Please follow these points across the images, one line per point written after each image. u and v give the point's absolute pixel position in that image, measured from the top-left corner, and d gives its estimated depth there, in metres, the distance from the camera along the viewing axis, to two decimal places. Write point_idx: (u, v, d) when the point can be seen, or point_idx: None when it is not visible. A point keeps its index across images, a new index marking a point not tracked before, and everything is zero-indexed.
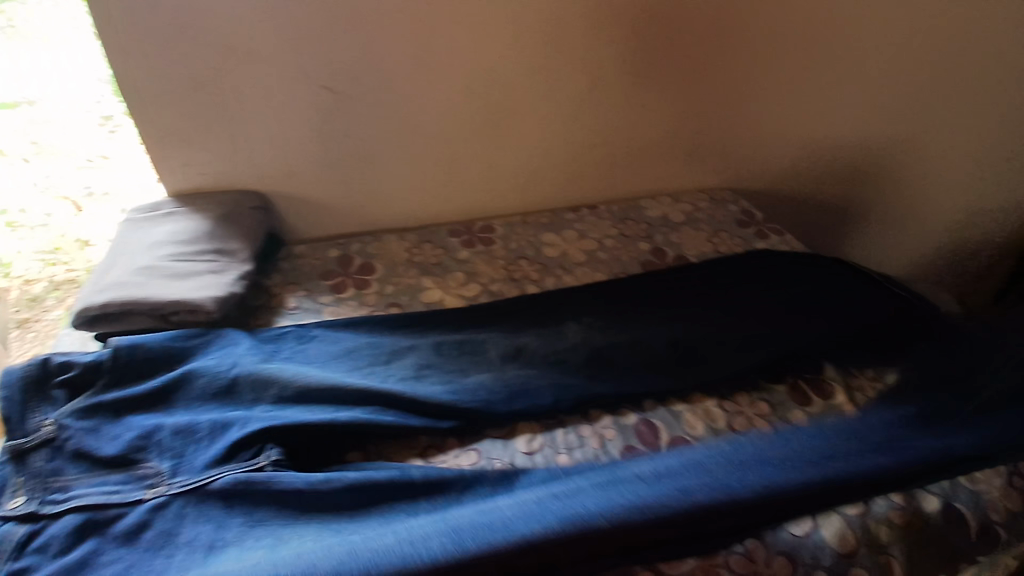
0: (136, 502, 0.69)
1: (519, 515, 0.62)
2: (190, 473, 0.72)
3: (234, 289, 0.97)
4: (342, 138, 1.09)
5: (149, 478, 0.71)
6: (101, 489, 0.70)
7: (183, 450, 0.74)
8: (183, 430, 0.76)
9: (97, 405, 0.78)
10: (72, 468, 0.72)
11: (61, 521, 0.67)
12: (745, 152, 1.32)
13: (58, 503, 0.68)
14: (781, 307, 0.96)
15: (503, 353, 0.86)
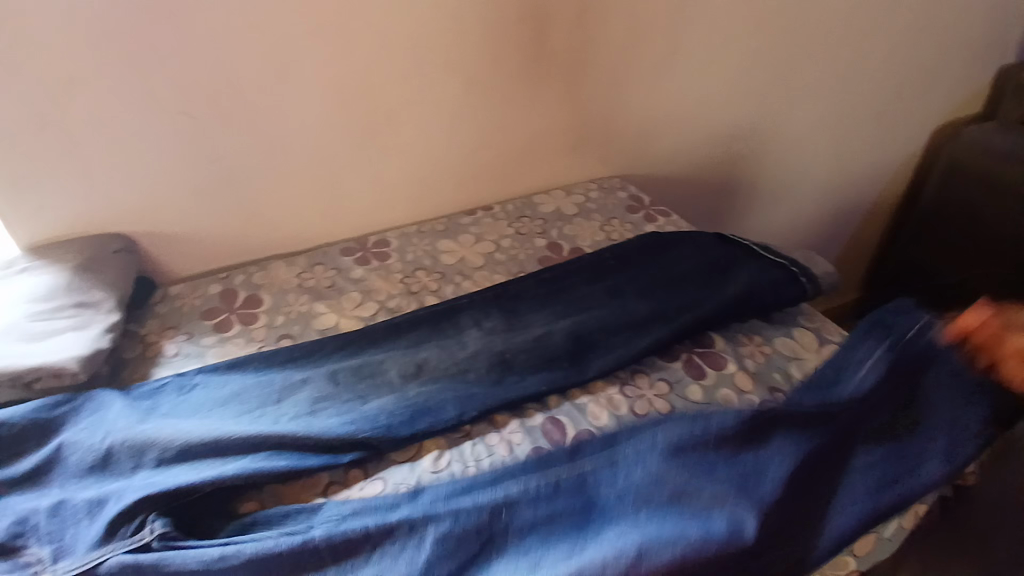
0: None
1: None
2: (72, 556, 0.63)
3: (104, 344, 0.87)
4: (208, 165, 1.02)
5: (31, 565, 0.63)
6: None
7: (63, 534, 0.65)
8: (61, 510, 0.67)
9: None
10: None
11: None
12: (629, 139, 1.36)
13: None
14: (670, 288, 0.99)
15: (402, 372, 0.84)
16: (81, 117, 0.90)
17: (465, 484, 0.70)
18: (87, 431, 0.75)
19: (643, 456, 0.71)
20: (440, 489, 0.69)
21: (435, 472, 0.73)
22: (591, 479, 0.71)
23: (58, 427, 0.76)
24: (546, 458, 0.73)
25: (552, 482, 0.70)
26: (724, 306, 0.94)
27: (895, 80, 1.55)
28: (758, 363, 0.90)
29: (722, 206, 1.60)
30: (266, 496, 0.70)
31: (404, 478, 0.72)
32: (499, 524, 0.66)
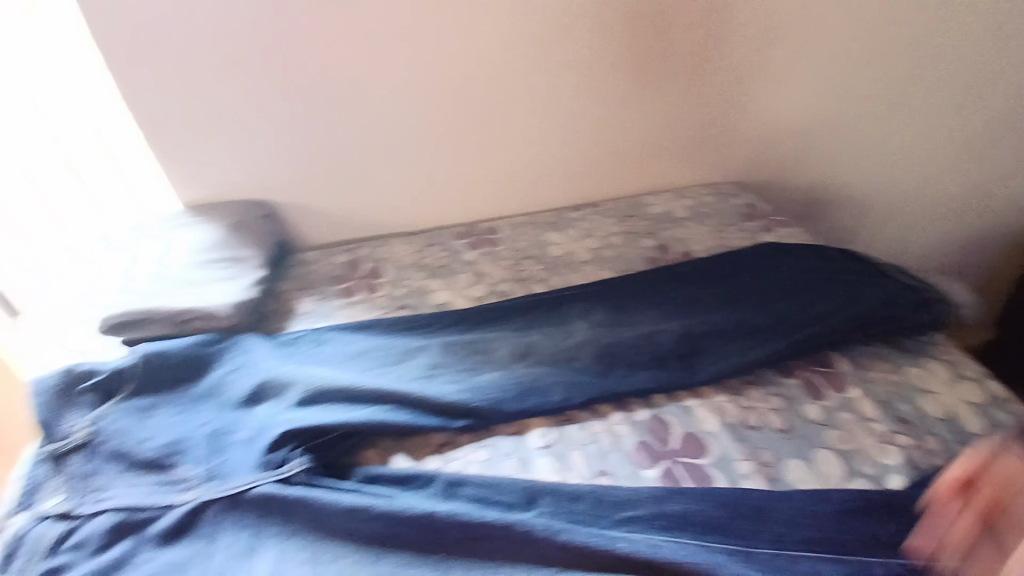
0: (170, 506, 0.70)
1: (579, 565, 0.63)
2: (227, 480, 0.72)
3: (251, 295, 0.97)
4: (347, 146, 1.11)
5: (182, 482, 0.72)
6: (140, 489, 0.71)
7: (215, 460, 0.74)
8: (219, 434, 0.78)
9: (145, 395, 0.81)
10: (107, 469, 0.74)
11: (95, 521, 0.69)
12: (748, 145, 1.33)
13: (96, 503, 0.70)
14: (786, 301, 0.96)
15: (512, 353, 0.87)
16: (245, 94, 1.03)
17: (582, 516, 0.68)
18: (240, 373, 0.85)
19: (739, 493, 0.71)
20: (557, 500, 0.69)
21: (543, 447, 0.76)
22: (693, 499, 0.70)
23: (212, 361, 0.87)
24: (650, 454, 0.76)
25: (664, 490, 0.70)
26: (843, 323, 0.91)
27: None
28: (881, 390, 0.85)
29: (843, 225, 1.51)
30: (386, 447, 0.76)
31: (510, 450, 0.75)
32: (605, 510, 0.68)
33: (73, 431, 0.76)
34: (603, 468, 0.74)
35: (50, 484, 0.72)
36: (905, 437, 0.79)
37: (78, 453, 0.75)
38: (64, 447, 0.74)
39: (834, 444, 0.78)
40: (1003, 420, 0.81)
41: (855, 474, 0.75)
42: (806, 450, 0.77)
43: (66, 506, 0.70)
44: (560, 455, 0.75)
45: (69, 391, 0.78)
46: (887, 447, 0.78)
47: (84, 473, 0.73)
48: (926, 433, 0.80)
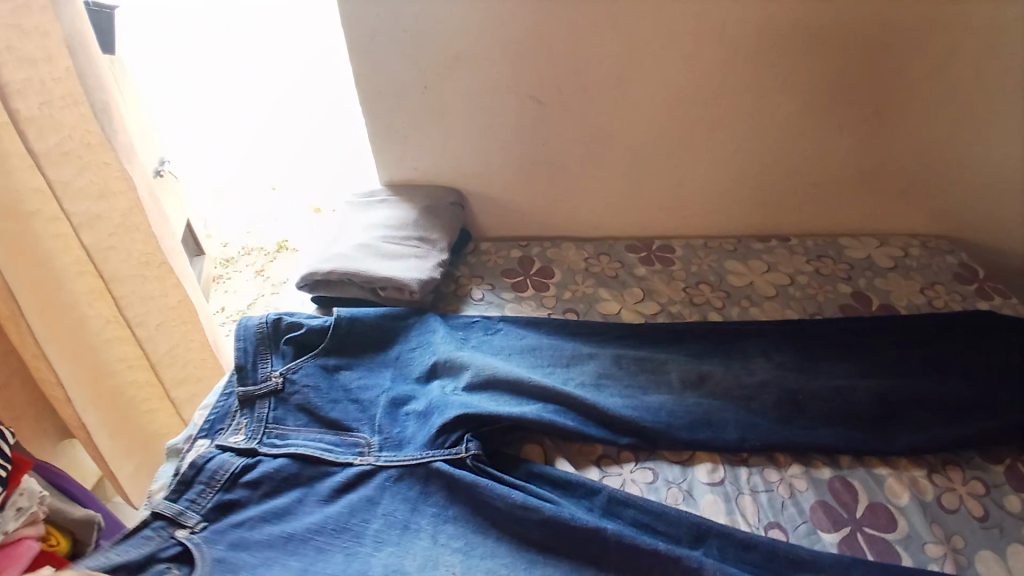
0: (345, 465, 0.74)
1: None
2: (399, 451, 0.75)
3: (435, 275, 1.03)
4: (540, 146, 1.14)
5: (359, 446, 0.76)
6: (317, 444, 0.76)
7: (388, 428, 0.78)
8: (395, 406, 0.81)
9: (331, 351, 0.86)
10: (291, 419, 0.79)
11: (274, 462, 0.74)
12: (975, 195, 1.17)
13: (276, 447, 0.75)
14: (1008, 381, 0.83)
15: (684, 378, 0.84)
16: (457, 90, 1.09)
17: (755, 567, 0.63)
18: (418, 350, 0.89)
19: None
20: (726, 545, 0.65)
21: (710, 483, 0.72)
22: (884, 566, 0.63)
23: (395, 334, 0.91)
24: (831, 517, 0.68)
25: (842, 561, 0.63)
26: None
27: None
28: None
29: None
30: (548, 446, 0.76)
31: (675, 478, 0.73)
32: (774, 564, 0.63)
33: (268, 377, 0.81)
34: (776, 521, 0.68)
35: (235, 422, 0.78)
36: None
37: (268, 398, 0.80)
38: (259, 391, 0.80)
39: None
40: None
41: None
42: (998, 542, 0.67)
43: (249, 444, 0.75)
44: (727, 495, 0.71)
45: (272, 340, 0.86)
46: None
47: (269, 420, 0.78)
48: None
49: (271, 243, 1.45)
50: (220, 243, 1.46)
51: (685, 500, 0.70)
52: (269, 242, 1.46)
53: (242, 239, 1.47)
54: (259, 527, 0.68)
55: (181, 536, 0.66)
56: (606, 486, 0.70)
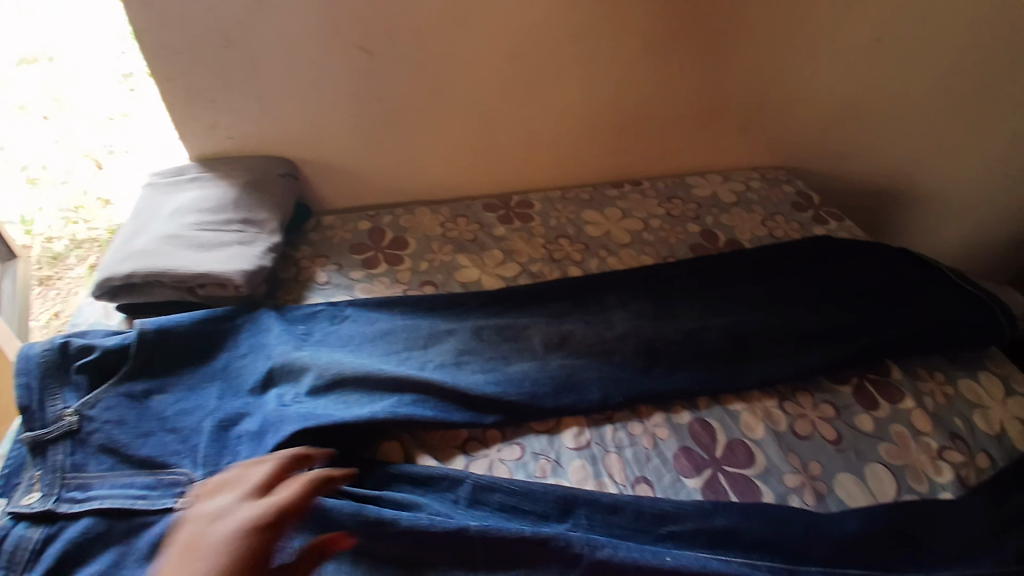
0: (165, 511, 0.64)
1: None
2: None
3: (265, 263, 0.91)
4: (376, 103, 1.03)
5: (179, 486, 0.66)
6: (124, 492, 0.65)
7: (216, 459, 0.68)
8: (225, 429, 0.71)
9: (140, 372, 0.75)
10: (93, 463, 0.67)
11: (78, 524, 0.62)
12: (801, 125, 1.24)
13: (78, 502, 0.63)
14: (839, 300, 0.90)
15: (546, 341, 0.81)
16: (269, 44, 0.93)
17: (624, 531, 0.63)
18: (249, 357, 0.79)
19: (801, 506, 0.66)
20: (594, 512, 0.64)
21: (576, 449, 0.70)
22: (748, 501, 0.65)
23: (218, 341, 0.81)
24: (694, 463, 0.69)
25: (706, 509, 0.64)
26: (901, 332, 0.83)
27: None
28: (938, 403, 0.79)
29: (885, 218, 1.44)
30: (408, 440, 0.70)
31: (542, 449, 0.70)
32: (644, 525, 0.63)
33: (61, 417, 0.69)
34: (642, 475, 0.68)
35: (26, 476, 0.65)
36: (957, 454, 0.73)
37: (62, 443, 0.67)
38: (49, 435, 0.67)
39: (885, 458, 0.72)
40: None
41: (911, 492, 0.69)
42: (855, 465, 0.71)
43: (45, 505, 0.63)
44: (594, 457, 0.69)
45: (61, 369, 0.72)
46: (941, 465, 0.72)
47: (66, 468, 0.66)
48: (978, 450, 0.74)
49: (105, 228, 1.23)
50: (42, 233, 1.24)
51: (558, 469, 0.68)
52: (101, 226, 1.23)
53: (69, 228, 1.23)
54: None
55: None
56: (471, 474, 0.66)
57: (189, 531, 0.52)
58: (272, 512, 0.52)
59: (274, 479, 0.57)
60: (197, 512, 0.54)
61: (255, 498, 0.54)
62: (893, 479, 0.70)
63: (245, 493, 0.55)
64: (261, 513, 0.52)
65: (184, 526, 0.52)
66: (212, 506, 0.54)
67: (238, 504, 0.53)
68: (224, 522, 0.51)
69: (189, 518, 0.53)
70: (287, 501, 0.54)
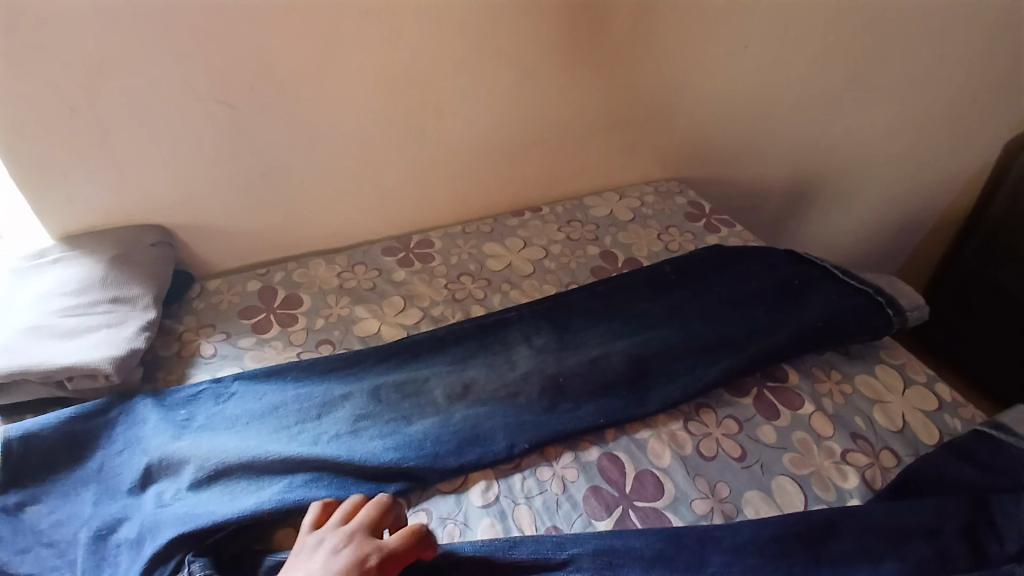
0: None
1: None
2: None
3: (138, 345, 0.83)
4: (251, 157, 0.97)
5: None
6: None
7: (94, 572, 0.61)
8: (105, 536, 0.64)
9: (15, 477, 0.69)
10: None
11: None
12: (685, 136, 1.28)
13: None
14: (733, 310, 0.92)
15: (448, 392, 0.79)
16: (120, 107, 0.86)
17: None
18: (126, 452, 0.72)
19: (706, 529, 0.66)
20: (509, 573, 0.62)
21: (484, 505, 0.68)
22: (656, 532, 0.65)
23: (91, 441, 0.73)
24: (606, 503, 0.68)
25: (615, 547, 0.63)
26: (793, 334, 0.86)
27: (1005, 85, 1.40)
28: (838, 404, 0.82)
29: (777, 213, 1.51)
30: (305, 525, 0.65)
31: (449, 511, 0.67)
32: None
33: None
34: (553, 524, 0.66)
35: None
36: (860, 455, 0.75)
37: None
38: None
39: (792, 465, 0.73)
40: (952, 426, 0.79)
41: (817, 500, 0.70)
42: (762, 480, 0.72)
43: None
44: (502, 511, 0.67)
45: None
46: (846, 471, 0.73)
47: None
48: (881, 447, 0.76)
49: None
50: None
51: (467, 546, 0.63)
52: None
53: None
54: None
55: None
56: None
57: (301, 564, 0.55)
58: (375, 560, 0.55)
59: (380, 514, 0.60)
60: (308, 542, 0.57)
61: (364, 539, 0.57)
62: (801, 488, 0.71)
63: (357, 531, 0.57)
64: (367, 556, 0.55)
65: (295, 558, 0.56)
66: (321, 539, 0.57)
67: (347, 543, 0.56)
68: (335, 558, 0.54)
69: (302, 546, 0.57)
70: (387, 552, 0.56)
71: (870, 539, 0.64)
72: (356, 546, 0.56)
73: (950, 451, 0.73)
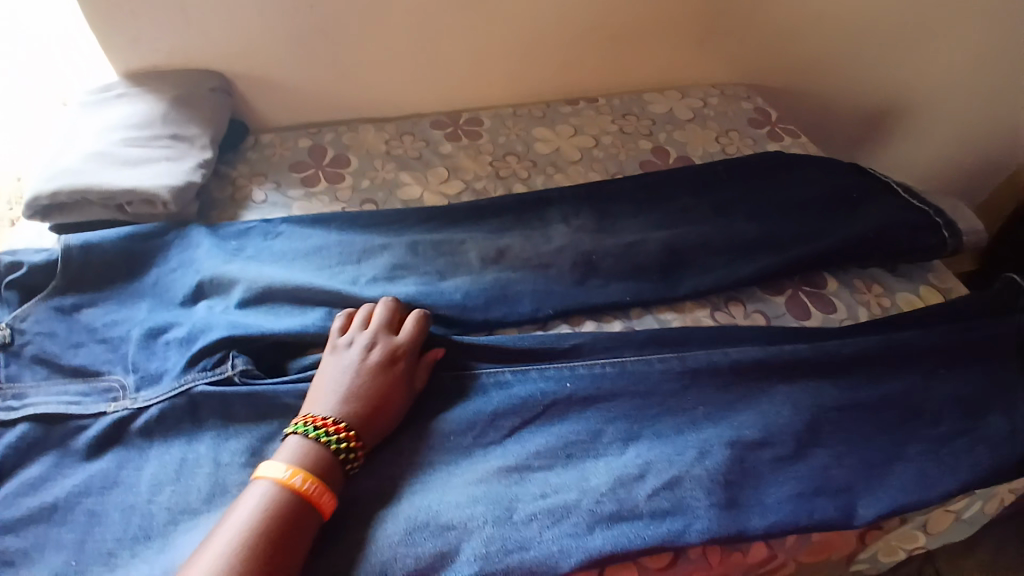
0: (98, 415, 0.65)
1: (549, 489, 0.59)
2: (158, 385, 0.66)
3: (195, 179, 0.87)
4: (307, 9, 0.96)
5: (112, 391, 0.67)
6: (60, 398, 0.66)
7: (146, 364, 0.68)
8: (155, 337, 0.70)
9: (75, 282, 0.75)
10: (27, 375, 0.68)
11: (14, 430, 0.63)
12: (762, 36, 1.19)
13: (13, 410, 0.64)
14: (781, 212, 0.89)
15: (483, 255, 0.80)
16: None
17: (560, 451, 0.62)
18: (179, 270, 0.77)
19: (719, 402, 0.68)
20: (537, 432, 0.64)
21: (522, 369, 0.69)
22: (655, 375, 0.69)
23: (147, 258, 0.79)
24: (642, 387, 0.68)
25: (637, 437, 0.64)
26: (841, 242, 0.83)
27: None
28: (870, 314, 0.81)
29: (849, 138, 1.41)
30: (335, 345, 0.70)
31: (492, 370, 0.69)
32: (587, 448, 0.63)
33: None
34: (591, 399, 0.67)
35: None
36: None
37: None
38: None
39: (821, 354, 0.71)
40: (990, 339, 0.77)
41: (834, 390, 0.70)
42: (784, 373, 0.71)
43: None
44: (541, 377, 0.68)
45: None
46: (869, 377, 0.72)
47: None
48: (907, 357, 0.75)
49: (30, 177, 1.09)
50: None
51: (478, 373, 0.68)
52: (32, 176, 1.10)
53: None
54: (8, 507, 0.59)
55: None
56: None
57: (337, 359, 0.65)
58: (400, 350, 0.66)
59: (393, 319, 0.69)
60: (340, 344, 0.66)
61: (387, 335, 0.67)
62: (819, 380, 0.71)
63: (379, 330, 0.67)
64: (393, 347, 0.66)
65: (331, 356, 0.65)
66: (350, 339, 0.67)
67: (373, 338, 0.66)
68: (367, 352, 0.65)
69: (334, 347, 0.66)
70: (408, 342, 0.67)
71: (872, 449, 0.66)
72: (382, 340, 0.66)
73: (973, 374, 0.72)
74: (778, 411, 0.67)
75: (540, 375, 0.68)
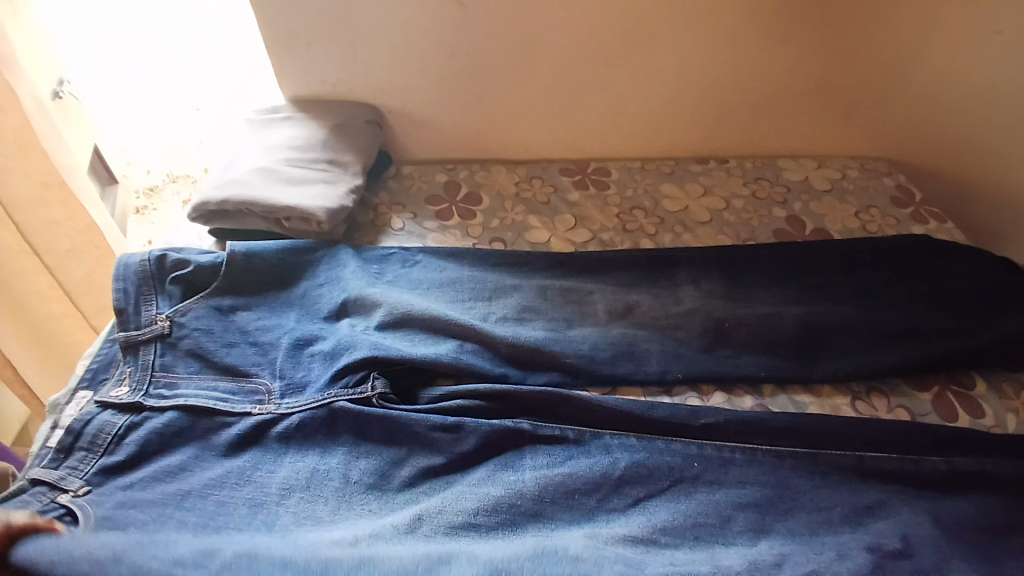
0: (244, 414, 0.70)
1: (679, 560, 0.57)
2: (303, 395, 0.71)
3: (347, 203, 0.94)
4: (463, 56, 1.02)
5: (258, 394, 0.72)
6: (211, 394, 0.71)
7: (293, 372, 0.73)
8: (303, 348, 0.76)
9: (233, 284, 0.81)
10: (180, 366, 0.73)
11: (164, 416, 0.69)
12: (912, 112, 1.14)
13: (165, 398, 0.70)
14: (931, 300, 0.84)
15: (610, 309, 0.80)
16: None
17: (688, 529, 0.61)
18: (327, 287, 0.83)
19: (854, 500, 0.64)
20: (663, 503, 0.63)
21: (650, 437, 0.68)
22: (785, 470, 0.66)
23: (299, 270, 0.85)
24: (772, 474, 0.65)
25: (768, 527, 0.61)
26: (1001, 341, 0.77)
27: None
28: None
29: None
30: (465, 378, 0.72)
31: (618, 434, 0.68)
32: (716, 527, 0.61)
33: (154, 321, 0.75)
34: (718, 479, 0.65)
35: (118, 371, 0.73)
36: None
37: (153, 344, 0.74)
38: (142, 336, 0.74)
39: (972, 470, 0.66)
40: None
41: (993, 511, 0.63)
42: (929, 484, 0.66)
43: (133, 397, 0.69)
44: (668, 446, 0.67)
45: (156, 280, 0.78)
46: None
47: (156, 368, 0.72)
48: None
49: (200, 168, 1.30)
50: (123, 159, 1.29)
51: (603, 434, 0.68)
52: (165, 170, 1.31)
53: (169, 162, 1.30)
54: (152, 487, 0.63)
55: (64, 498, 0.61)
56: (490, 421, 0.67)
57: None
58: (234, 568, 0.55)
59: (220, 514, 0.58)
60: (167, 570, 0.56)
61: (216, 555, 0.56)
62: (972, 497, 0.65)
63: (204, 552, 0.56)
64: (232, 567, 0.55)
65: None
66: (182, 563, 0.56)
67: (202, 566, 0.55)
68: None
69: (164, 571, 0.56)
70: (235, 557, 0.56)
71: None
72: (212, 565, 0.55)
73: None
74: (923, 521, 0.62)
75: (665, 446, 0.67)
